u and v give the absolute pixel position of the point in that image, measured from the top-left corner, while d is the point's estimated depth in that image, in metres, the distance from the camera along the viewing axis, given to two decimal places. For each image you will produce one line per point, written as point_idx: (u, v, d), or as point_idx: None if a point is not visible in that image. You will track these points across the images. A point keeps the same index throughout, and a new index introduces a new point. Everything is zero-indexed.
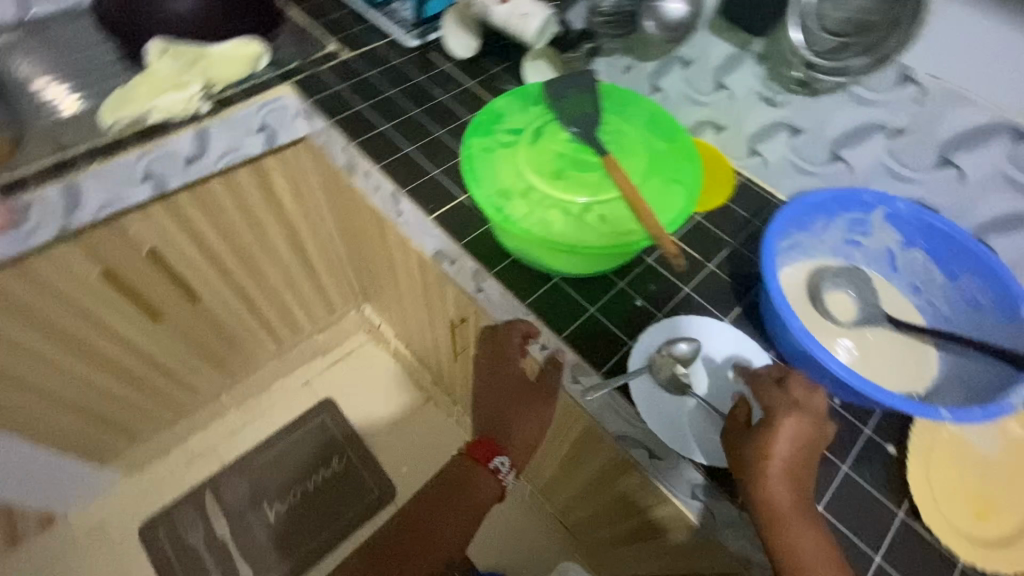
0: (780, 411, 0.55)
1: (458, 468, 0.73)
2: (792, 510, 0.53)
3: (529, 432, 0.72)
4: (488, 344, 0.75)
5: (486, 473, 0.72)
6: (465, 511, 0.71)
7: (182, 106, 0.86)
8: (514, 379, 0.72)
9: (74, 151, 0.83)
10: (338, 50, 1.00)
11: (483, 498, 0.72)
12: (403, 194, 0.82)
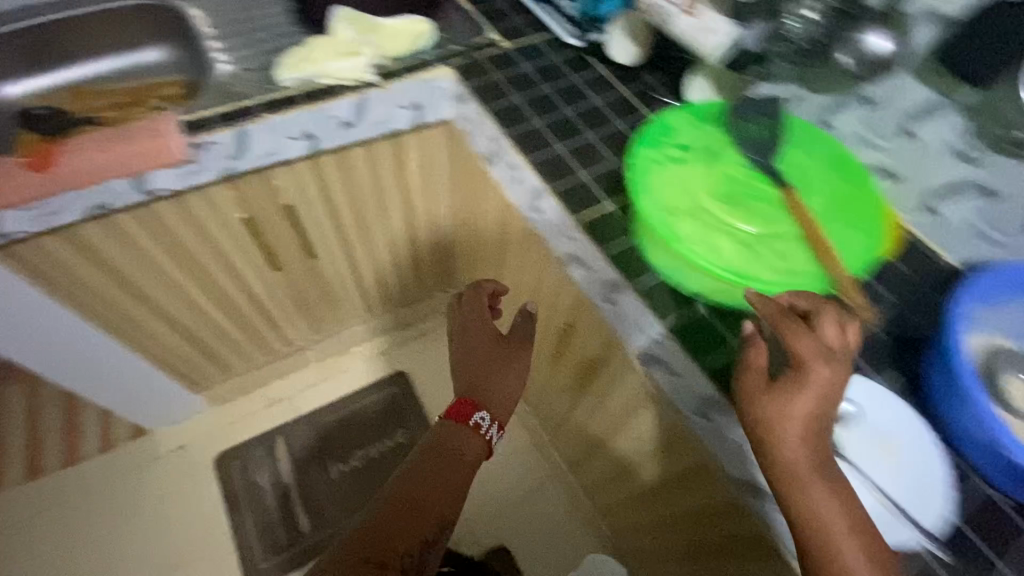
0: (812, 359, 0.52)
1: (444, 434, 0.76)
2: (811, 465, 0.52)
3: (513, 386, 0.80)
4: (462, 308, 0.86)
5: (468, 432, 0.76)
6: (448, 475, 0.73)
7: (349, 73, 0.90)
8: (489, 335, 0.83)
9: (249, 101, 0.87)
10: (498, 40, 1.01)
11: (467, 456, 0.75)
12: (548, 192, 0.82)
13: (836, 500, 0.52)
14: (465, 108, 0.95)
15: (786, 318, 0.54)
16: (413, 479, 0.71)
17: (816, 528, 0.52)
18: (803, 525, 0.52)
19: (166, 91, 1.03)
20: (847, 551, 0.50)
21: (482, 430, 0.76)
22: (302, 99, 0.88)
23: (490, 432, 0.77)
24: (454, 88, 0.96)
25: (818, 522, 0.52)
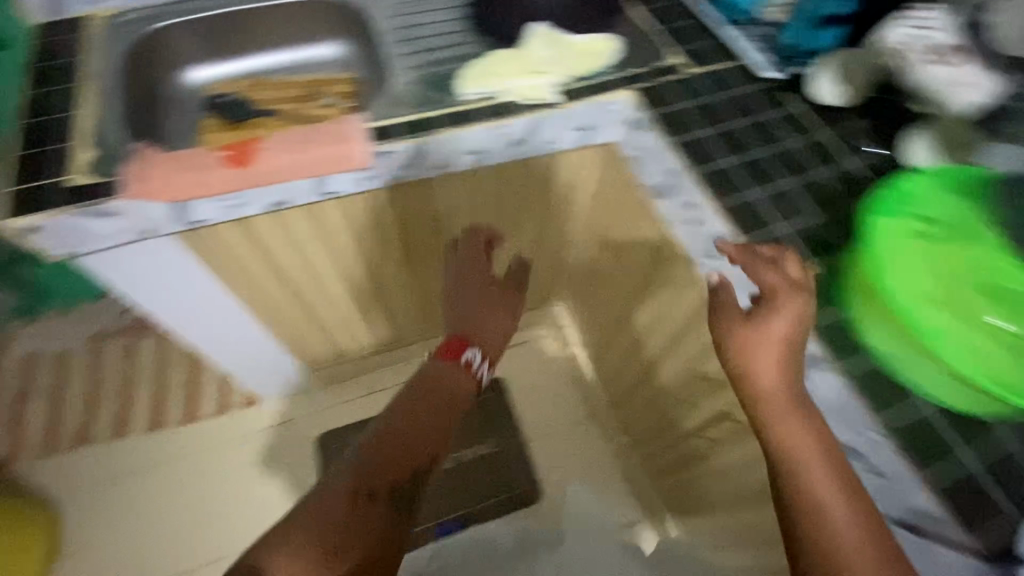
0: (782, 289, 0.63)
1: (444, 376, 0.72)
2: (778, 391, 0.61)
3: (488, 326, 0.78)
4: (460, 256, 0.83)
5: (452, 370, 0.72)
6: (438, 406, 0.68)
7: (533, 92, 0.87)
8: (480, 278, 0.81)
9: (431, 112, 0.86)
10: (682, 64, 0.94)
11: (458, 393, 0.71)
12: (739, 243, 0.76)
13: (799, 422, 0.59)
14: (644, 136, 0.90)
15: (758, 263, 0.66)
16: (399, 413, 0.67)
17: (790, 451, 0.58)
18: (777, 453, 0.59)
19: (337, 84, 1.03)
20: (815, 471, 0.57)
21: (472, 368, 0.73)
22: (483, 114, 0.86)
23: (481, 371, 0.74)
24: (636, 116, 0.91)
25: (787, 442, 0.59)
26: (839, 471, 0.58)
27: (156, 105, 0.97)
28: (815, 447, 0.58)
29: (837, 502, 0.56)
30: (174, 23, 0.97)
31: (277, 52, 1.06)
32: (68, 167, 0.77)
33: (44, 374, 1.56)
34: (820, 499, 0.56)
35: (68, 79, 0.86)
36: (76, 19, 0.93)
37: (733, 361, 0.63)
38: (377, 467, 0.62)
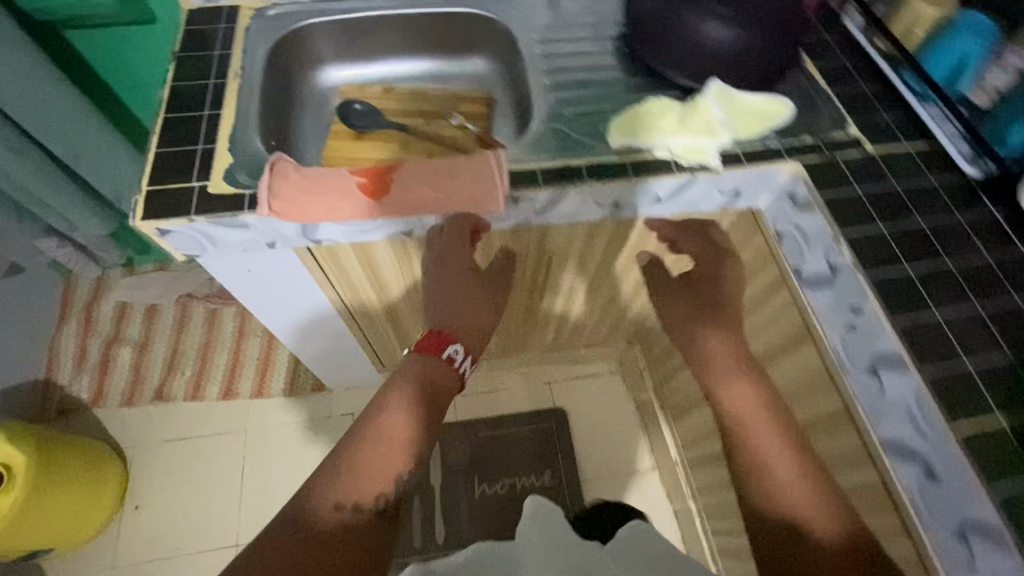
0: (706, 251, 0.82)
1: (417, 371, 0.71)
2: (727, 348, 0.74)
3: (463, 315, 0.76)
4: (439, 240, 0.78)
5: (423, 362, 0.71)
6: (417, 416, 0.68)
7: (692, 154, 0.78)
8: (463, 269, 0.77)
9: (575, 160, 0.79)
10: (861, 140, 0.84)
11: (435, 391, 0.71)
12: (909, 368, 0.68)
13: (739, 379, 0.71)
14: (807, 218, 0.80)
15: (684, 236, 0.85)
16: (388, 416, 0.66)
17: (728, 404, 0.71)
18: (723, 401, 0.71)
19: (469, 104, 1.00)
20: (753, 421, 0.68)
21: (454, 363, 0.72)
22: (633, 169, 0.78)
23: (460, 360, 0.73)
24: (801, 192, 0.81)
25: (731, 389, 0.71)
26: (774, 410, 0.70)
27: (291, 106, 0.95)
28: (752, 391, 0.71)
29: (764, 434, 0.67)
30: (321, 23, 0.94)
31: (413, 61, 1.02)
32: (209, 174, 0.74)
33: (134, 327, 1.62)
34: (764, 431, 0.67)
35: (217, 75, 0.83)
36: (231, 10, 0.91)
37: (679, 325, 0.77)
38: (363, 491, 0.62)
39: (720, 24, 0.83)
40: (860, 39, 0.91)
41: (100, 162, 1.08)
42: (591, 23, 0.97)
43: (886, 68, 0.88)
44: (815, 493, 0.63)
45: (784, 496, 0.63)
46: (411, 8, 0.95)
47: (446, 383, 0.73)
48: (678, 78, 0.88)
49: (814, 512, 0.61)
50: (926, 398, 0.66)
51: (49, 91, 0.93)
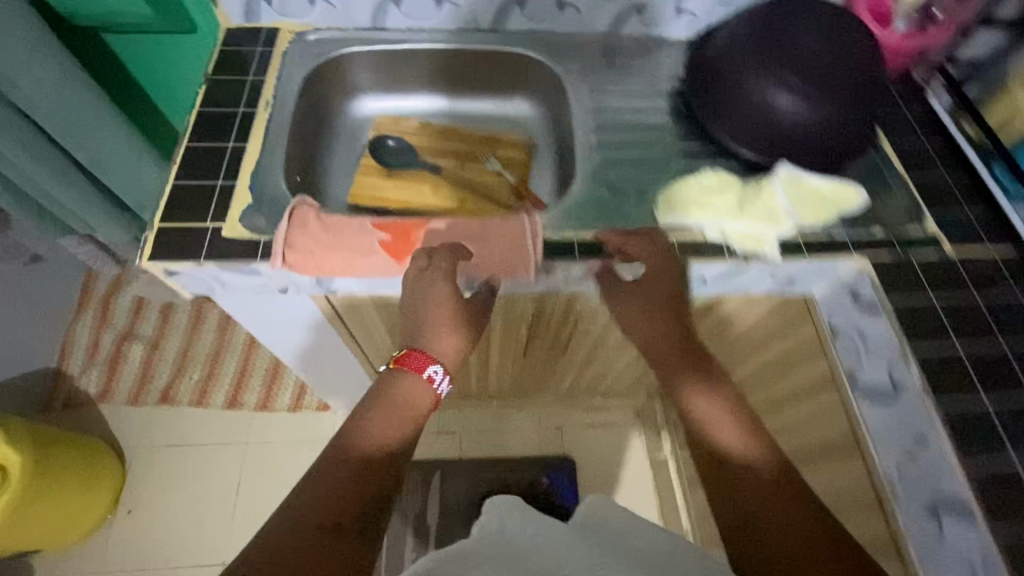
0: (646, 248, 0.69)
1: (398, 392, 0.63)
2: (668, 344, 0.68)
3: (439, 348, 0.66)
4: (417, 282, 0.67)
5: (402, 381, 0.64)
6: (398, 418, 0.62)
7: (749, 241, 0.70)
8: (447, 307, 0.66)
9: (619, 233, 0.73)
10: (942, 237, 0.74)
11: (415, 409, 0.63)
12: (981, 522, 0.59)
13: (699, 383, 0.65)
14: (875, 325, 0.72)
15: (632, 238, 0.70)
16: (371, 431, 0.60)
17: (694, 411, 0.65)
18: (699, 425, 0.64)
19: (507, 148, 0.93)
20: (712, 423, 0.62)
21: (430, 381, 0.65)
22: (679, 247, 0.71)
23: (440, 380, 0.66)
24: (868, 294, 0.74)
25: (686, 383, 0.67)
26: (732, 399, 0.64)
27: (321, 136, 0.91)
28: (711, 383, 0.65)
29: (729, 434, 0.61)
30: (361, 52, 0.89)
31: (452, 97, 0.97)
32: (224, 215, 0.69)
33: (148, 325, 1.60)
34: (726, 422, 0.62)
35: (247, 104, 0.79)
36: (270, 32, 0.87)
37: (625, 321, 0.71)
38: (360, 468, 0.56)
39: (793, 96, 0.75)
40: (947, 119, 0.83)
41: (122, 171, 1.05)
42: (647, 74, 0.90)
43: (973, 155, 0.79)
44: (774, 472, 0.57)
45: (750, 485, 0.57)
46: (456, 42, 0.90)
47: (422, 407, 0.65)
48: (737, 147, 0.81)
49: (775, 492, 0.55)
50: (994, 557, 0.58)
51: (79, 99, 0.90)
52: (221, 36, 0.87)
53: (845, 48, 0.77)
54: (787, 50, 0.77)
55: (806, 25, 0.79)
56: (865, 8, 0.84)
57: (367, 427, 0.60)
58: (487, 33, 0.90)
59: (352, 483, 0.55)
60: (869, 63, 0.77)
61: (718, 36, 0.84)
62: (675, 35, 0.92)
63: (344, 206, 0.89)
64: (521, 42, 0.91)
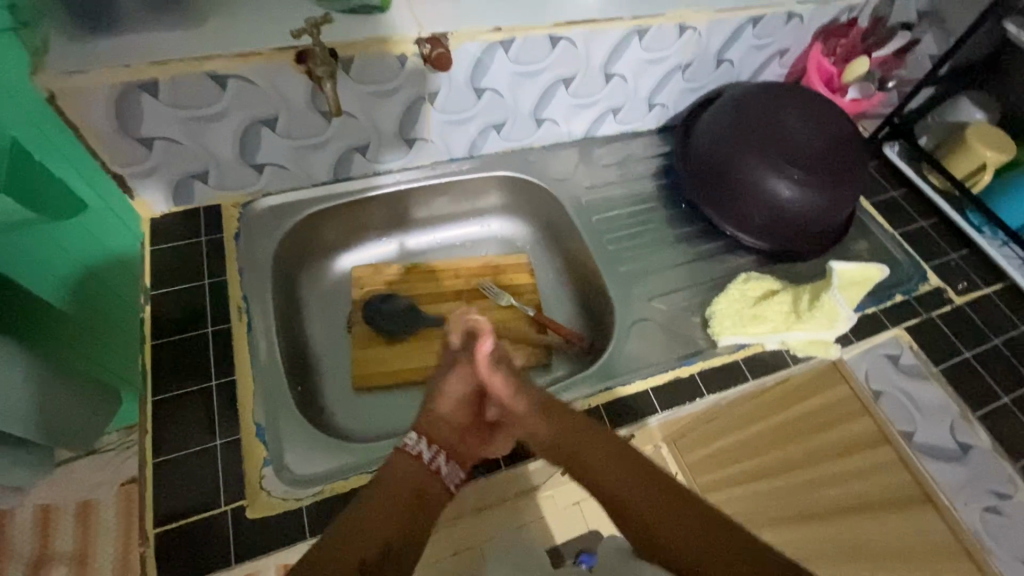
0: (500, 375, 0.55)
1: (403, 473, 0.50)
2: (546, 427, 0.56)
3: (444, 437, 0.54)
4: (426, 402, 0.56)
5: (402, 460, 0.50)
6: (411, 468, 0.51)
7: (814, 346, 0.69)
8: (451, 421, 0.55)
9: (681, 366, 0.68)
10: (946, 290, 0.80)
11: (434, 481, 0.51)
12: None
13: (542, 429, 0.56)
14: (922, 388, 0.72)
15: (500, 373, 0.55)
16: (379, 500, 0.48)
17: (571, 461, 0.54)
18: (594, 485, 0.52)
19: (509, 274, 0.85)
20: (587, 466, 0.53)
21: (426, 459, 0.51)
22: (748, 369, 0.69)
23: (444, 470, 0.52)
24: (908, 360, 0.74)
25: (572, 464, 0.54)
26: (584, 441, 0.54)
27: (299, 315, 0.76)
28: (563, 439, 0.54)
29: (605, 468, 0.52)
30: (327, 211, 0.76)
31: (431, 228, 0.87)
32: (240, 489, 0.54)
33: (65, 540, 1.11)
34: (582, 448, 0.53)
35: (214, 319, 0.64)
36: (208, 211, 0.71)
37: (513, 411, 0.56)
38: (404, 507, 0.48)
39: (793, 187, 0.75)
40: (908, 170, 0.90)
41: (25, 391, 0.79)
42: (632, 175, 0.88)
43: (944, 202, 0.87)
44: (634, 467, 0.51)
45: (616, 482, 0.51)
46: (432, 178, 0.80)
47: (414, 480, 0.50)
48: (747, 240, 0.79)
49: (634, 479, 0.50)
50: (973, 488, 0.65)
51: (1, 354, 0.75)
52: (144, 230, 0.70)
53: (830, 132, 0.78)
54: (776, 139, 0.77)
55: (792, 111, 0.79)
56: (816, 78, 0.87)
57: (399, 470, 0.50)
58: (465, 161, 0.82)
59: (405, 508, 0.48)
60: (851, 140, 0.78)
61: (699, 133, 0.83)
62: (649, 128, 0.91)
63: (348, 392, 0.73)
64: (500, 164, 0.84)
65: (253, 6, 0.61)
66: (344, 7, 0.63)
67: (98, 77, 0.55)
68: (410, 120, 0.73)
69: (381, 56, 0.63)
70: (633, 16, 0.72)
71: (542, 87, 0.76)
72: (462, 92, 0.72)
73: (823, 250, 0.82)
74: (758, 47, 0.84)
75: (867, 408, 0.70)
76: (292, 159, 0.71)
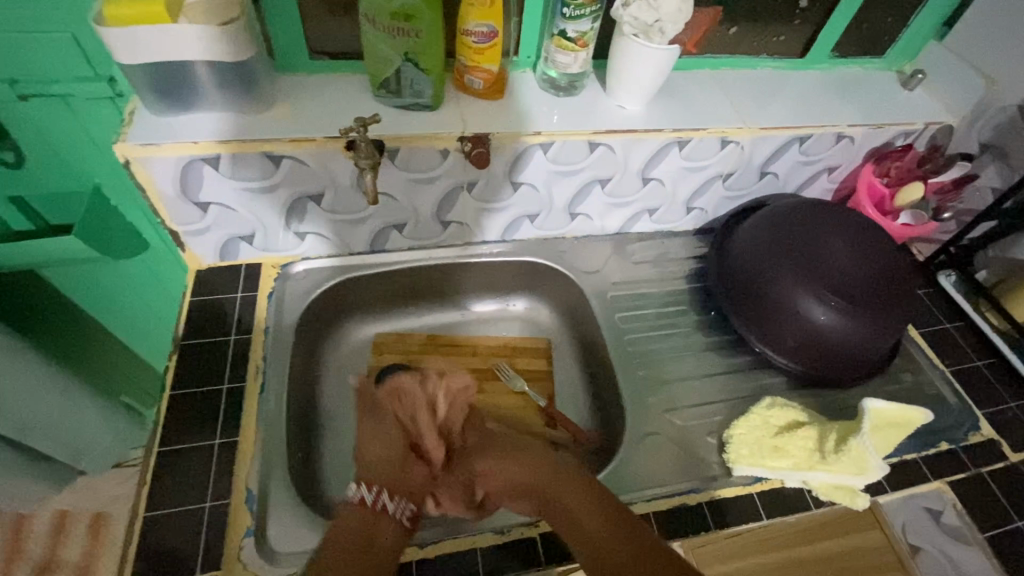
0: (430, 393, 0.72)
1: (353, 521, 0.56)
2: (507, 464, 0.63)
3: (383, 477, 0.61)
4: (374, 424, 0.69)
5: (350, 510, 0.56)
6: (365, 516, 0.56)
7: (840, 491, 0.64)
8: (393, 446, 0.66)
9: (697, 497, 0.64)
10: (1000, 442, 0.73)
11: (380, 523, 0.56)
12: None
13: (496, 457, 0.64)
14: (966, 555, 0.64)
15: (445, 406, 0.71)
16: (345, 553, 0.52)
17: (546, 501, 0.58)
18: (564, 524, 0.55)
19: (525, 358, 0.85)
20: (562, 505, 0.56)
21: (369, 502, 0.57)
22: (763, 505, 0.64)
23: (390, 507, 0.57)
24: (950, 519, 0.67)
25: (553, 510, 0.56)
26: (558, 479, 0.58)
27: (316, 376, 0.78)
28: (535, 469, 0.61)
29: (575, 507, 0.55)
30: (358, 278, 0.79)
31: (453, 303, 0.88)
32: (218, 557, 0.54)
33: (70, 550, 1.13)
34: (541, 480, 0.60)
35: (232, 376, 0.66)
36: (250, 268, 0.76)
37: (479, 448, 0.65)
38: (363, 549, 0.53)
39: (829, 313, 0.71)
40: (962, 302, 0.85)
41: None
42: (662, 274, 0.87)
43: (1002, 343, 0.81)
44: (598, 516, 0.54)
45: (574, 503, 0.55)
46: (461, 258, 0.82)
47: (378, 529, 0.55)
48: (776, 359, 0.75)
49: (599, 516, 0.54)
50: None
51: None
52: (188, 280, 0.74)
53: (875, 259, 0.74)
54: (815, 262, 0.73)
55: (836, 232, 0.76)
56: (866, 198, 0.85)
57: (350, 527, 0.55)
58: (497, 244, 0.84)
59: (359, 553, 0.52)
60: (898, 269, 0.74)
61: (737, 241, 0.81)
62: (684, 228, 0.91)
63: (347, 461, 0.73)
64: (532, 250, 0.85)
65: (315, 97, 0.67)
66: (397, 103, 0.67)
67: (169, 151, 0.61)
68: (447, 205, 0.75)
69: (425, 150, 0.67)
70: (674, 129, 0.73)
71: (577, 185, 0.78)
72: (500, 185, 0.75)
73: (862, 379, 0.76)
74: (805, 162, 0.83)
75: (903, 563, 0.62)
76: (333, 231, 0.75)
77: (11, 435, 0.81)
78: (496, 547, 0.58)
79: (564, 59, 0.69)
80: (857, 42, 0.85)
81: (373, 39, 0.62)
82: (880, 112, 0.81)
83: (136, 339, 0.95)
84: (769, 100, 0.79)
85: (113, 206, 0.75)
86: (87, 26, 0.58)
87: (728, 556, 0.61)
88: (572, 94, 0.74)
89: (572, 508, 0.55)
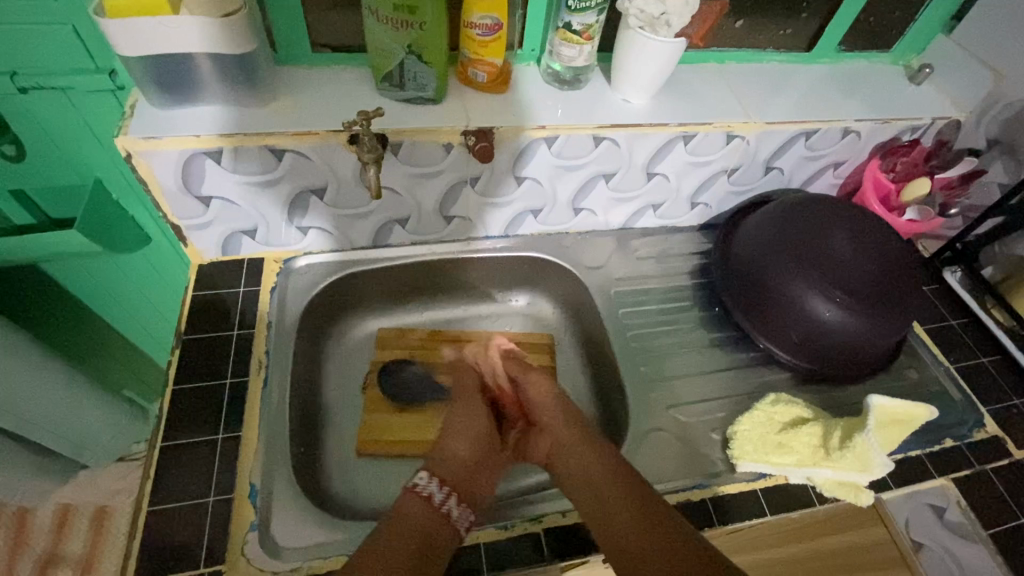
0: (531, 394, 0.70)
1: (414, 513, 0.53)
2: (583, 469, 0.58)
3: (451, 476, 0.58)
4: (458, 416, 0.67)
5: (413, 498, 0.54)
6: (425, 509, 0.53)
7: (845, 488, 0.63)
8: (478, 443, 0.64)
9: (699, 493, 0.64)
10: (1005, 439, 0.73)
11: (444, 526, 0.53)
12: None
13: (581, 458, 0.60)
14: (969, 551, 0.64)
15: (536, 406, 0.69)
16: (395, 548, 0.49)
17: (612, 522, 0.52)
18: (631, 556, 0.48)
19: (528, 353, 0.85)
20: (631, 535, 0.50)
21: (437, 502, 0.54)
22: (766, 501, 0.64)
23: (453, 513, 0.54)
24: (954, 516, 0.66)
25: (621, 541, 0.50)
26: (637, 509, 0.52)
27: (319, 371, 0.78)
28: (611, 484, 0.55)
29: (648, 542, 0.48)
30: (361, 273, 0.79)
31: (456, 298, 0.88)
32: (222, 551, 0.54)
33: (75, 542, 1.13)
34: (613, 500, 0.54)
35: (234, 371, 0.66)
36: (252, 263, 0.76)
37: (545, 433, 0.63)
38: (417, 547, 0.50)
39: (834, 309, 0.71)
40: (968, 299, 0.85)
41: (53, 401, 0.83)
42: (666, 270, 0.86)
43: (1008, 341, 0.81)
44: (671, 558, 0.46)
45: (643, 539, 0.49)
46: (465, 254, 0.82)
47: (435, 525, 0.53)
48: (780, 355, 0.75)
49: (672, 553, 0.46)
50: None
51: (47, 372, 0.80)
52: (191, 275, 0.74)
53: (880, 254, 0.73)
54: (821, 257, 0.73)
55: (841, 227, 0.76)
56: (872, 193, 0.84)
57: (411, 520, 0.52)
58: (500, 240, 0.84)
59: (411, 550, 0.49)
60: (904, 264, 0.74)
61: (741, 237, 0.80)
62: (688, 223, 0.90)
63: (350, 455, 0.73)
64: (535, 245, 0.85)
65: (318, 90, 0.66)
66: (401, 97, 0.66)
67: (170, 144, 0.60)
68: (451, 200, 0.75)
69: (429, 144, 0.66)
70: (679, 123, 0.72)
71: (582, 180, 0.77)
72: (505, 180, 0.74)
73: (866, 375, 0.76)
74: (810, 157, 0.82)
75: (906, 559, 0.64)
76: (336, 225, 0.74)
77: (14, 430, 0.82)
78: (501, 541, 0.59)
79: (568, 52, 0.68)
80: (864, 35, 0.84)
81: (376, 32, 0.61)
82: (887, 107, 0.81)
83: (137, 332, 0.95)
84: (776, 95, 0.79)
85: (114, 199, 0.74)
86: (87, 17, 0.57)
87: (733, 551, 0.62)
88: (576, 88, 0.73)
89: (642, 537, 0.49)
